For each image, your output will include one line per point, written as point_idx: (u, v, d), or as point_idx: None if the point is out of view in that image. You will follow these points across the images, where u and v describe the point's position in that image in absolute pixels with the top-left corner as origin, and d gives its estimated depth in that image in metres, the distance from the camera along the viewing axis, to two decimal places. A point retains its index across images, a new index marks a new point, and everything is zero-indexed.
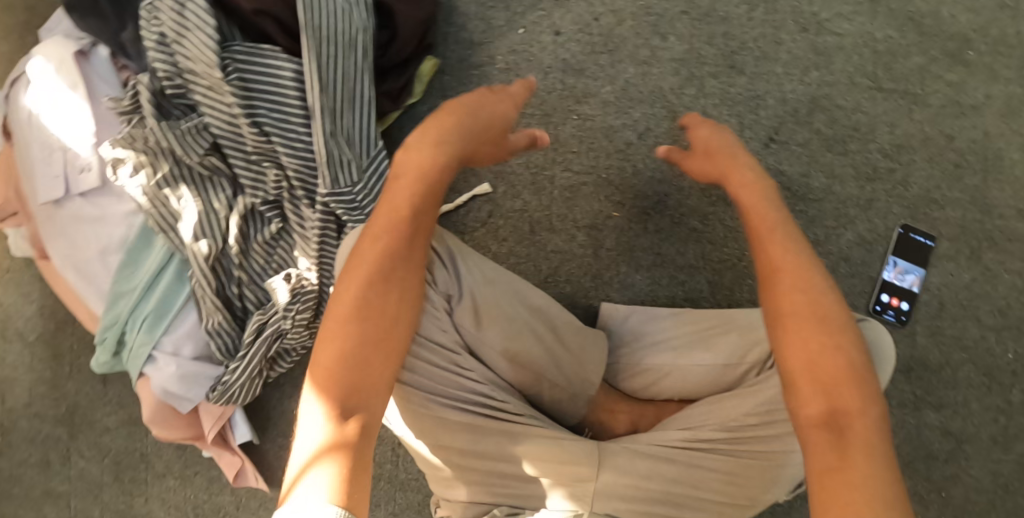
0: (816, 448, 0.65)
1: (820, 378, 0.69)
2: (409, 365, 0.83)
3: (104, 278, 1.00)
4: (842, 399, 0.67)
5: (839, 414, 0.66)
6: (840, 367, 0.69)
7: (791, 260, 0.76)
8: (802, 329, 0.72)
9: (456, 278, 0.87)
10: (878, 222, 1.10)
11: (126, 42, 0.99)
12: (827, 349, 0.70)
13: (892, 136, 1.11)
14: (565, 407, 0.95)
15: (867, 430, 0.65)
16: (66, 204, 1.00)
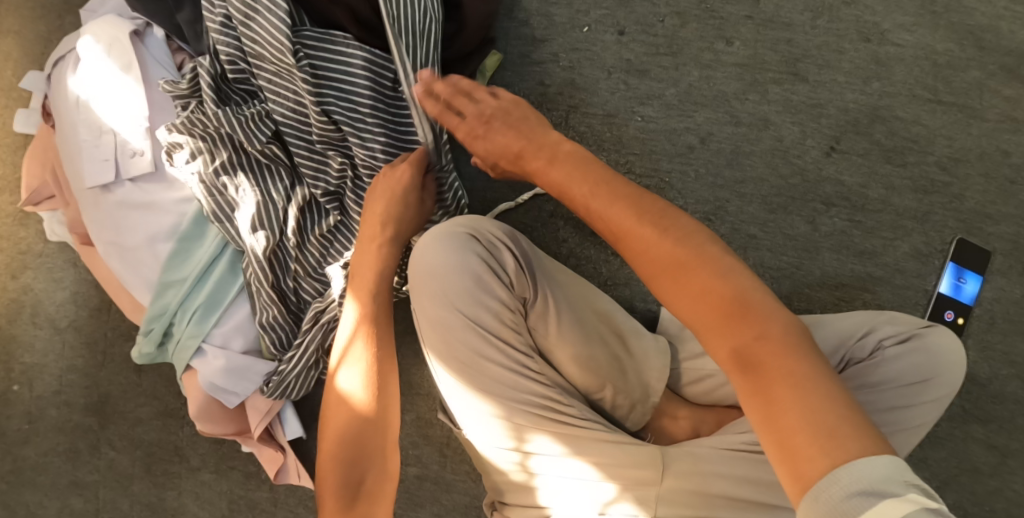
0: (752, 397, 0.61)
1: (717, 321, 0.64)
2: (480, 366, 0.83)
3: (153, 267, 0.97)
4: (745, 334, 0.63)
5: (749, 354, 0.62)
6: (730, 306, 0.64)
7: (631, 218, 0.70)
8: (687, 299, 0.65)
9: (531, 277, 0.85)
10: (934, 235, 1.09)
11: (183, 25, 0.95)
12: (719, 299, 0.64)
13: (949, 149, 1.11)
14: (629, 416, 0.92)
15: (783, 364, 0.61)
16: (115, 189, 0.96)
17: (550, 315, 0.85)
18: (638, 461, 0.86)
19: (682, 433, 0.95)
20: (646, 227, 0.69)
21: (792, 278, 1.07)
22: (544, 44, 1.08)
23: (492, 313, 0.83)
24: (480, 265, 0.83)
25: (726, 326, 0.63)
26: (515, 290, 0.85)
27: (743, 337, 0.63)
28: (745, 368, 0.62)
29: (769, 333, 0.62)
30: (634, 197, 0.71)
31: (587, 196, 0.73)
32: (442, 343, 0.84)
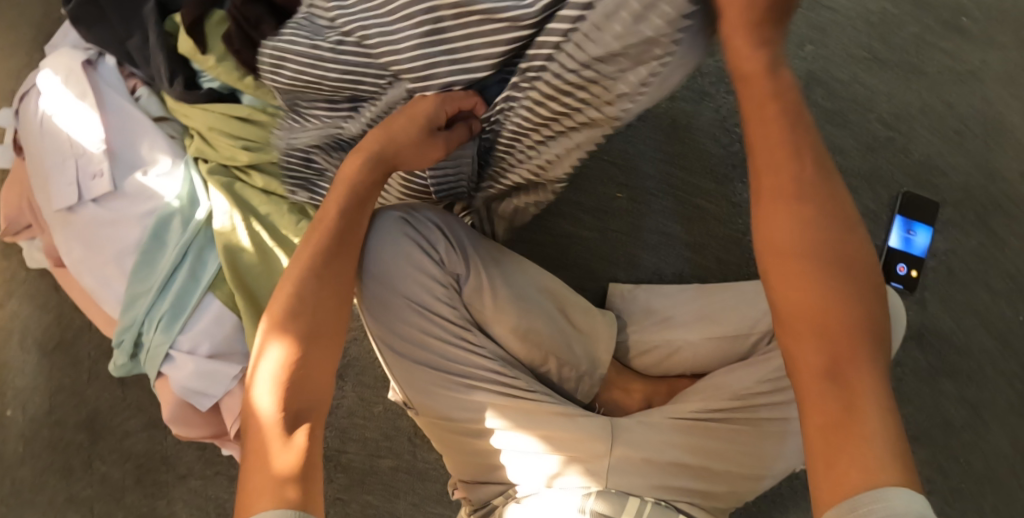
0: (820, 396, 0.64)
1: (817, 324, 0.66)
2: (424, 344, 0.87)
3: (120, 280, 1.02)
4: (844, 352, 0.65)
5: (839, 370, 0.64)
6: (851, 323, 0.66)
7: (778, 189, 0.70)
8: (798, 297, 0.67)
9: (463, 254, 0.89)
10: (880, 190, 1.12)
11: (133, 50, 1.02)
12: (831, 316, 0.66)
13: (890, 105, 1.13)
14: (578, 388, 0.95)
15: (868, 388, 0.63)
16: (80, 210, 1.02)
17: (486, 292, 0.90)
18: (586, 434, 0.88)
19: (636, 406, 0.97)
20: (787, 219, 0.69)
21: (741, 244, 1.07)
22: None
23: (428, 290, 0.87)
24: (413, 247, 0.87)
25: (826, 337, 0.66)
26: (449, 268, 0.89)
27: (842, 355, 0.65)
28: (830, 378, 0.64)
29: (859, 361, 0.65)
30: (792, 194, 0.70)
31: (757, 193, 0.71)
32: (383, 328, 0.87)
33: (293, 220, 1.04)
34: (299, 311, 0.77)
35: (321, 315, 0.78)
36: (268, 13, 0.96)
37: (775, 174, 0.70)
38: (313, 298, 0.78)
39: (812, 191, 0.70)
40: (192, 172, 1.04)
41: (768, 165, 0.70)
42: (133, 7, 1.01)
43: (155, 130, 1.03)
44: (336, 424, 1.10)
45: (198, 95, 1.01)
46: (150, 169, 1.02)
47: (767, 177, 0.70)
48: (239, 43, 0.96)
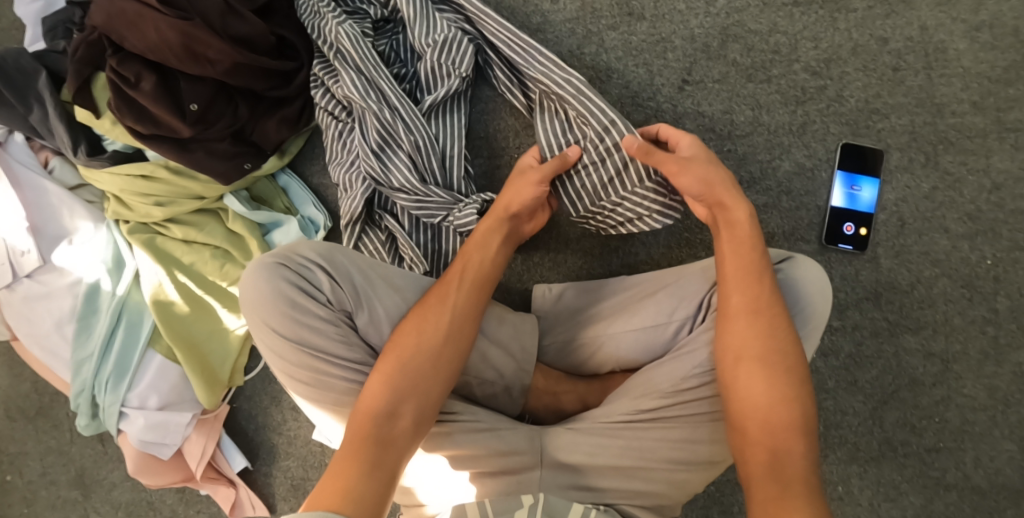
0: (762, 477, 0.78)
1: (769, 424, 0.80)
2: (331, 383, 0.91)
3: (66, 348, 1.06)
4: (784, 442, 0.79)
5: (780, 460, 0.78)
6: (788, 416, 0.80)
7: (744, 305, 0.84)
8: (739, 393, 0.82)
9: (353, 290, 0.93)
10: (816, 145, 1.05)
11: (36, 124, 1.04)
12: (787, 409, 0.80)
13: (817, 51, 1.05)
14: (503, 397, 1.00)
15: (802, 473, 0.78)
16: (17, 287, 1.06)
17: (379, 312, 0.94)
18: (513, 447, 0.91)
19: (571, 406, 1.00)
20: (744, 329, 0.83)
21: (669, 225, 1.05)
22: None
23: (323, 332, 0.90)
24: (300, 292, 0.90)
25: (779, 437, 0.79)
26: (337, 306, 0.92)
27: (782, 445, 0.79)
28: (774, 467, 0.78)
29: (796, 450, 0.79)
30: (747, 311, 0.84)
31: (726, 283, 0.85)
32: (294, 367, 0.91)
33: (217, 265, 1.06)
34: (407, 373, 0.86)
35: (429, 372, 0.87)
36: (146, 68, 0.99)
37: (737, 287, 0.85)
38: (428, 340, 0.88)
39: (761, 301, 0.84)
40: (115, 234, 1.07)
41: (733, 283, 0.85)
42: (26, 85, 1.03)
43: (72, 198, 1.06)
44: (297, 454, 1.13)
45: (101, 159, 1.03)
46: (72, 237, 1.06)
47: (731, 295, 0.85)
48: (122, 104, 0.99)
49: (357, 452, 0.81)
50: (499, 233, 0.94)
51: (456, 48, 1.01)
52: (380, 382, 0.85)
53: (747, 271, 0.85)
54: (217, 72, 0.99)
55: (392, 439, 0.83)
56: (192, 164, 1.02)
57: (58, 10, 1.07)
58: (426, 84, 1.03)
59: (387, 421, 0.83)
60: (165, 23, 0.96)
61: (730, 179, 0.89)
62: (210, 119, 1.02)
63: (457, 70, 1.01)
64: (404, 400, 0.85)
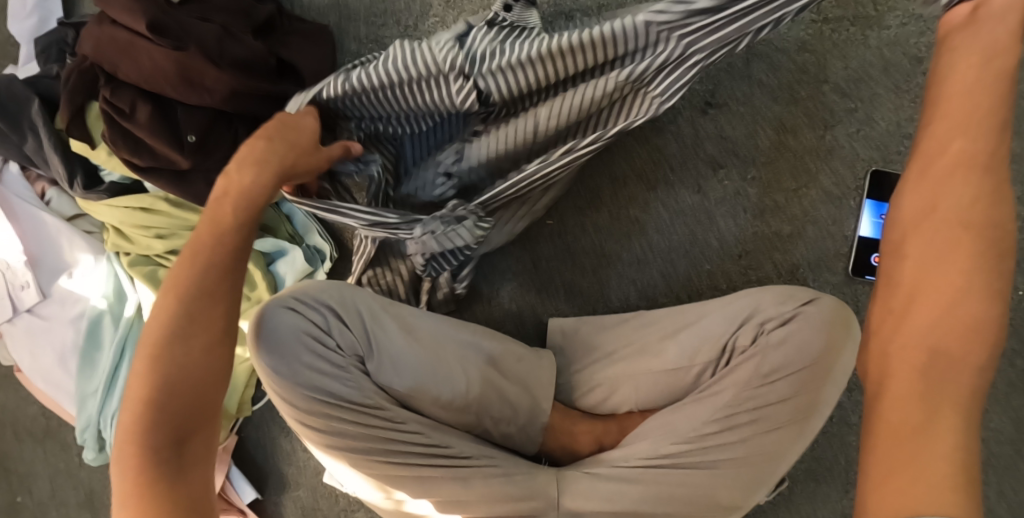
0: (903, 388, 0.63)
1: (936, 311, 0.64)
2: (340, 431, 0.88)
3: (70, 383, 1.03)
4: (948, 364, 0.62)
5: (932, 395, 0.61)
6: (966, 315, 0.63)
7: (952, 162, 0.65)
8: (915, 271, 0.66)
9: (364, 334, 0.91)
10: (844, 172, 1.00)
11: (30, 152, 1.00)
12: (975, 285, 0.63)
13: (847, 71, 1.00)
14: (519, 434, 0.97)
15: (966, 390, 0.61)
16: (18, 321, 1.03)
17: (392, 357, 0.91)
18: (528, 493, 0.89)
19: (587, 447, 0.98)
20: (927, 232, 0.66)
21: (690, 256, 1.01)
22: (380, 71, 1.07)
23: (336, 378, 0.88)
24: (310, 339, 0.88)
25: (949, 339, 0.63)
26: (347, 351, 0.90)
27: (935, 366, 0.62)
28: (929, 378, 0.62)
29: (967, 387, 0.61)
30: (935, 218, 0.66)
31: (939, 130, 0.67)
32: (304, 415, 0.88)
33: None
34: (180, 387, 0.69)
35: (202, 381, 0.69)
36: (141, 97, 0.95)
37: (955, 135, 0.66)
38: (190, 331, 0.69)
39: (983, 173, 0.64)
40: (115, 265, 1.03)
41: (950, 183, 0.65)
42: (18, 113, 0.99)
43: (71, 229, 1.02)
44: (307, 484, 1.11)
45: (99, 192, 1.00)
46: (72, 269, 1.02)
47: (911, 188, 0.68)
48: (117, 136, 0.95)
49: (138, 502, 0.66)
50: (253, 192, 0.73)
51: (523, 74, 0.78)
52: (140, 413, 0.67)
53: (972, 122, 0.65)
54: (214, 100, 0.95)
55: (184, 470, 0.68)
56: (193, 196, 0.98)
57: (51, 30, 1.05)
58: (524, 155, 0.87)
59: (168, 448, 0.68)
60: (157, 52, 0.92)
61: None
62: (210, 148, 0.98)
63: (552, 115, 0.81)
64: (189, 424, 0.69)
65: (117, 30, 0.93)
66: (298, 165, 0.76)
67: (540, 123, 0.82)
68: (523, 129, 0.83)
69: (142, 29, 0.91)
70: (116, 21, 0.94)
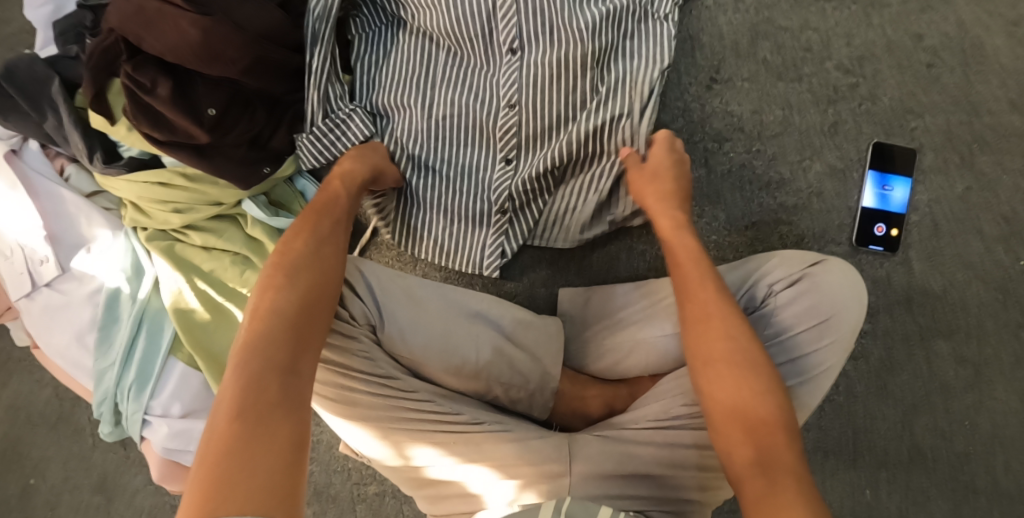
0: (728, 401, 0.76)
1: (751, 426, 0.74)
2: (353, 398, 0.89)
3: (87, 358, 1.05)
4: (750, 407, 0.76)
5: (756, 428, 0.74)
6: (763, 412, 0.75)
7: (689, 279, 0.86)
8: (715, 398, 0.77)
9: (375, 304, 0.93)
10: (847, 146, 1.01)
11: (50, 130, 1.03)
12: (747, 387, 0.76)
13: (850, 48, 1.02)
14: (530, 403, 0.99)
15: (793, 462, 0.72)
16: (37, 296, 1.04)
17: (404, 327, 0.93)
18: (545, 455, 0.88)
19: (597, 410, 0.99)
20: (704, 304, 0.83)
21: (697, 229, 1.03)
22: None
23: (351, 346, 0.89)
24: None
25: (752, 402, 0.76)
26: (361, 321, 0.92)
27: (747, 409, 0.76)
28: (768, 469, 0.71)
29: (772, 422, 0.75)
30: (696, 267, 0.87)
31: (689, 293, 0.84)
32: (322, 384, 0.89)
33: (237, 271, 1.04)
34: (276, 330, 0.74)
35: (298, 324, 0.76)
36: (162, 73, 0.97)
37: (699, 296, 0.84)
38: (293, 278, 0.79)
39: (717, 321, 0.81)
40: (133, 240, 1.05)
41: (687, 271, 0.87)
42: (40, 91, 1.01)
43: (89, 206, 1.04)
44: (320, 459, 1.12)
45: (118, 166, 1.02)
46: (90, 245, 1.04)
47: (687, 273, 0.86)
48: (138, 112, 0.97)
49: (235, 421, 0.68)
50: (351, 175, 0.94)
51: (579, 43, 0.94)
52: (248, 345, 0.73)
53: (702, 282, 0.85)
54: (234, 73, 0.97)
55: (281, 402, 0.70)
56: (210, 170, 1.00)
57: (69, 14, 1.06)
58: (548, 138, 0.99)
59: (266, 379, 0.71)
60: (184, 19, 0.93)
61: (682, 190, 0.94)
62: (227, 124, 1.00)
63: (587, 72, 0.96)
64: (288, 363, 0.73)
65: None
66: (366, 175, 0.95)
67: (573, 93, 0.97)
68: (554, 104, 0.97)
69: None
70: None
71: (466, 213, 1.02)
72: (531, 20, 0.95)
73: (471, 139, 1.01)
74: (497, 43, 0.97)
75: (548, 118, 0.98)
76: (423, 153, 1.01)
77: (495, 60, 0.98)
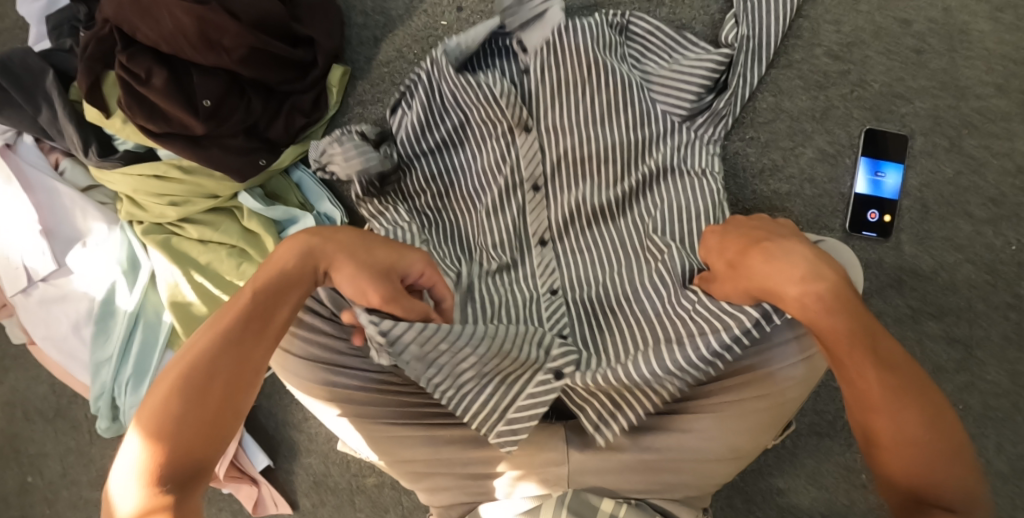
0: (902, 464, 0.73)
1: (914, 494, 0.73)
2: (343, 397, 0.92)
3: (83, 351, 1.04)
4: (924, 467, 0.72)
5: (923, 489, 0.72)
6: (950, 471, 0.72)
7: (840, 338, 0.74)
8: (887, 461, 0.74)
9: None
10: (839, 131, 1.03)
11: (45, 124, 1.03)
12: (924, 452, 0.72)
13: (839, 35, 1.04)
14: None
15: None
16: (33, 291, 1.04)
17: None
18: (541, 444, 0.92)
19: None
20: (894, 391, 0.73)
21: None
22: (385, 42, 1.09)
23: (340, 346, 0.92)
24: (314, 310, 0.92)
25: (909, 457, 0.73)
26: (343, 321, 0.93)
27: (924, 475, 0.72)
28: None
29: (947, 481, 0.72)
30: (851, 338, 0.74)
31: (841, 362, 0.75)
32: (314, 387, 0.92)
33: (233, 263, 1.05)
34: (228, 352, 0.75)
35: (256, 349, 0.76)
36: (157, 63, 0.97)
37: (852, 364, 0.74)
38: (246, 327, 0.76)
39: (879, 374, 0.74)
40: (129, 235, 1.05)
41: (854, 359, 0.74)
42: (35, 85, 1.02)
43: (85, 200, 1.05)
44: (318, 451, 1.13)
45: (113, 160, 1.02)
46: (86, 240, 1.04)
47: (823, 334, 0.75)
48: (133, 102, 0.97)
49: (158, 426, 0.72)
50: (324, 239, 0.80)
51: (610, 190, 0.96)
52: (179, 382, 0.73)
53: (857, 331, 0.74)
54: (229, 63, 0.97)
55: (207, 420, 0.73)
56: (208, 161, 1.00)
57: (63, 8, 1.07)
58: (614, 347, 0.90)
59: (198, 400, 0.73)
60: (179, 8, 0.94)
61: (814, 253, 0.77)
62: (222, 114, 1.00)
63: (642, 274, 0.92)
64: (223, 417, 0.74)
65: None
66: (388, 269, 0.79)
67: (619, 182, 0.96)
68: (626, 314, 0.91)
69: None
70: None
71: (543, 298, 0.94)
72: (554, 159, 0.97)
73: (520, 315, 0.93)
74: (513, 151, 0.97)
75: (617, 346, 0.90)
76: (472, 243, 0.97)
77: (526, 254, 0.97)
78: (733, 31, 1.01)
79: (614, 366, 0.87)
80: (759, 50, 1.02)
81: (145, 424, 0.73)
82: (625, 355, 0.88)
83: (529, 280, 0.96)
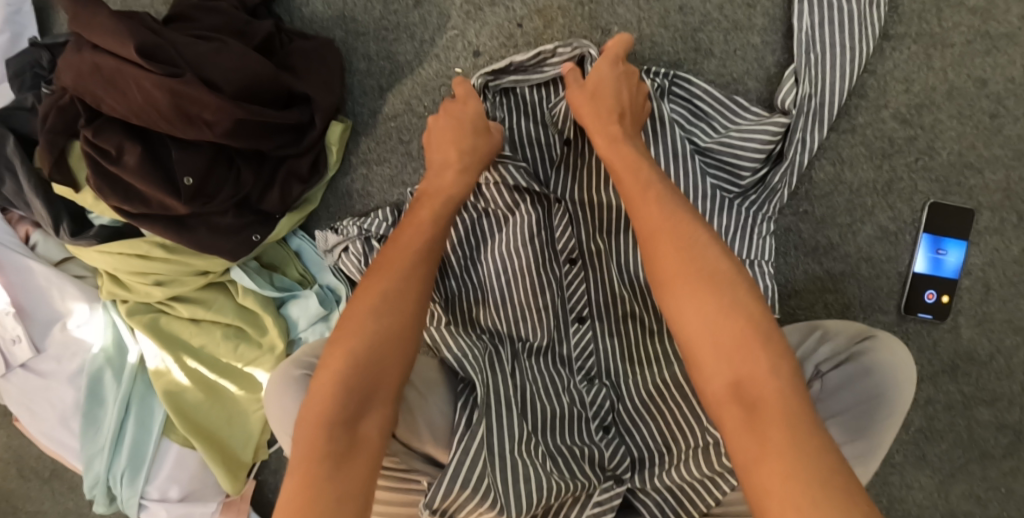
0: (713, 328, 0.66)
1: (723, 347, 0.65)
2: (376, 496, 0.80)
3: (74, 440, 0.96)
4: (747, 368, 0.64)
5: (750, 386, 0.63)
6: (774, 390, 0.63)
7: (654, 227, 0.71)
8: (697, 338, 0.66)
9: None
10: (901, 207, 0.94)
11: (9, 195, 0.93)
12: (733, 294, 0.67)
13: (908, 95, 0.93)
14: None
15: (779, 393, 0.63)
16: (12, 377, 0.95)
17: (415, 413, 0.80)
18: None
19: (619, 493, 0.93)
20: (650, 205, 0.72)
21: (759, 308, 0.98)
22: (392, 92, 0.97)
23: None
24: None
25: (735, 360, 0.64)
26: None
27: (744, 371, 0.64)
28: (737, 360, 0.64)
29: (763, 371, 0.64)
30: (659, 202, 0.72)
31: (637, 210, 0.73)
32: None
33: (230, 345, 0.95)
34: (371, 363, 0.69)
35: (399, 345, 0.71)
36: (128, 138, 0.85)
37: (675, 260, 0.69)
38: (395, 304, 0.72)
39: (711, 265, 0.68)
40: (113, 315, 0.96)
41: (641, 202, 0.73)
42: None
43: (60, 276, 0.95)
44: None
45: (89, 237, 0.91)
46: (66, 321, 0.95)
47: (664, 258, 0.69)
48: (104, 183, 0.86)
49: (309, 479, 0.64)
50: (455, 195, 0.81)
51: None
52: (332, 387, 0.68)
53: (675, 222, 0.71)
54: (212, 136, 0.85)
55: (355, 454, 0.66)
56: (193, 243, 0.90)
57: (22, 52, 0.94)
58: (664, 438, 0.83)
59: (360, 398, 0.68)
60: (148, 80, 0.81)
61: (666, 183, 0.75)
62: (210, 191, 0.88)
63: (680, 368, 0.83)
64: (366, 401, 0.68)
65: (98, 54, 0.82)
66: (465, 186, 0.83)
67: None
68: (669, 400, 0.83)
69: (130, 54, 0.81)
70: (97, 45, 0.83)
71: (579, 405, 0.86)
72: (590, 232, 0.88)
73: (564, 427, 0.84)
74: (554, 246, 0.89)
75: (665, 433, 0.83)
76: (510, 326, 0.88)
77: (564, 332, 0.89)
78: (793, 93, 0.89)
79: (668, 466, 0.81)
80: (821, 111, 0.89)
81: (284, 499, 0.64)
82: (677, 446, 0.81)
83: (564, 363, 0.89)
